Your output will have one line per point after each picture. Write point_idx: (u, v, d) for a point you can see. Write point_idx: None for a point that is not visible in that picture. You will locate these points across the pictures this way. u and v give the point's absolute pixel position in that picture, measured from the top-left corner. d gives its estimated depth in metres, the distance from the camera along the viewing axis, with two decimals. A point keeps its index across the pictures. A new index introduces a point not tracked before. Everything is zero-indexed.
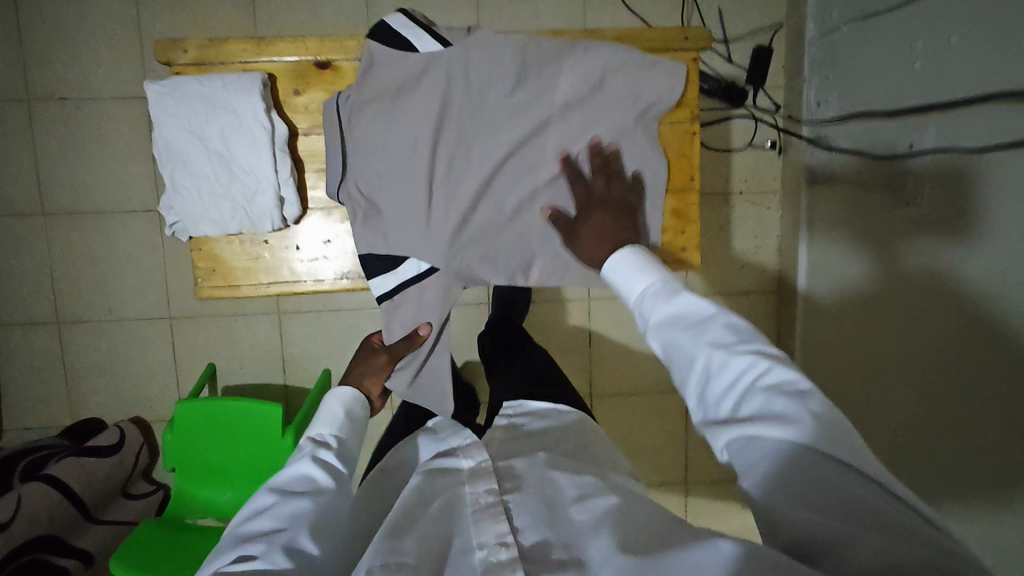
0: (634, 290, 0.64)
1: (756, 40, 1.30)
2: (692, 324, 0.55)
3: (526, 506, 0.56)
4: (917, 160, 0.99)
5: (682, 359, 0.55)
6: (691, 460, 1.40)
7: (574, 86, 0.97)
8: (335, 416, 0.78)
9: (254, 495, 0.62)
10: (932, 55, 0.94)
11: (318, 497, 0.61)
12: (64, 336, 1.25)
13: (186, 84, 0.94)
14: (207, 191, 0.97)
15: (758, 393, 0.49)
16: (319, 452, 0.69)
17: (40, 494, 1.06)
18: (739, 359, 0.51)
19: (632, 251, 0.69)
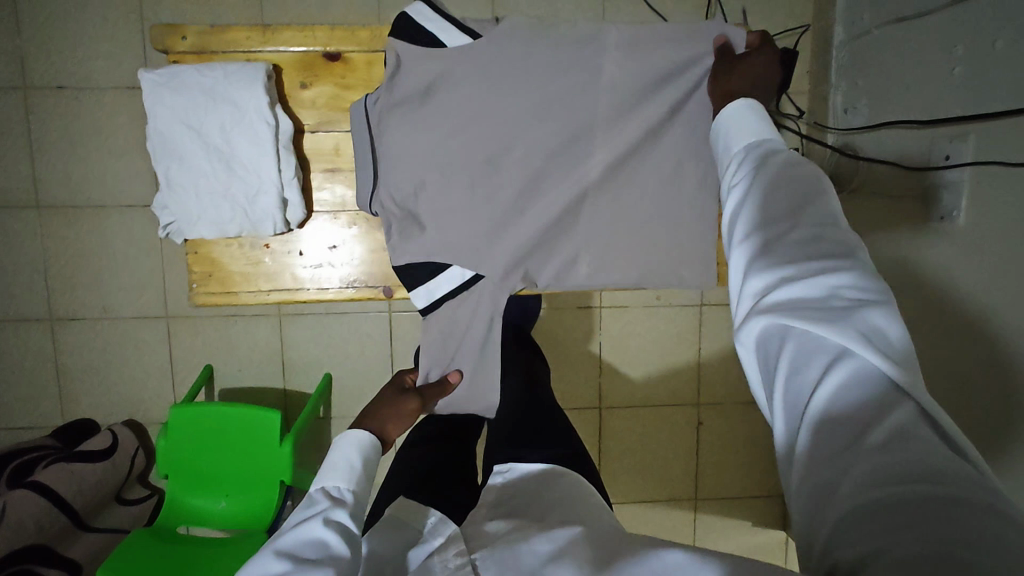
0: (746, 144, 0.56)
1: (781, 42, 1.25)
2: (798, 188, 0.47)
3: (494, 559, 0.51)
4: (953, 173, 0.94)
5: (748, 219, 0.48)
6: (702, 475, 1.36)
7: (622, 68, 0.82)
8: (351, 467, 0.65)
9: (258, 560, 0.50)
10: (973, 60, 0.89)
11: (334, 566, 0.49)
12: (57, 334, 1.21)
13: (185, 73, 0.89)
14: (204, 189, 0.91)
15: (812, 277, 0.41)
16: (334, 513, 0.56)
17: (28, 500, 1.00)
18: (813, 243, 0.43)
19: (756, 107, 0.59)
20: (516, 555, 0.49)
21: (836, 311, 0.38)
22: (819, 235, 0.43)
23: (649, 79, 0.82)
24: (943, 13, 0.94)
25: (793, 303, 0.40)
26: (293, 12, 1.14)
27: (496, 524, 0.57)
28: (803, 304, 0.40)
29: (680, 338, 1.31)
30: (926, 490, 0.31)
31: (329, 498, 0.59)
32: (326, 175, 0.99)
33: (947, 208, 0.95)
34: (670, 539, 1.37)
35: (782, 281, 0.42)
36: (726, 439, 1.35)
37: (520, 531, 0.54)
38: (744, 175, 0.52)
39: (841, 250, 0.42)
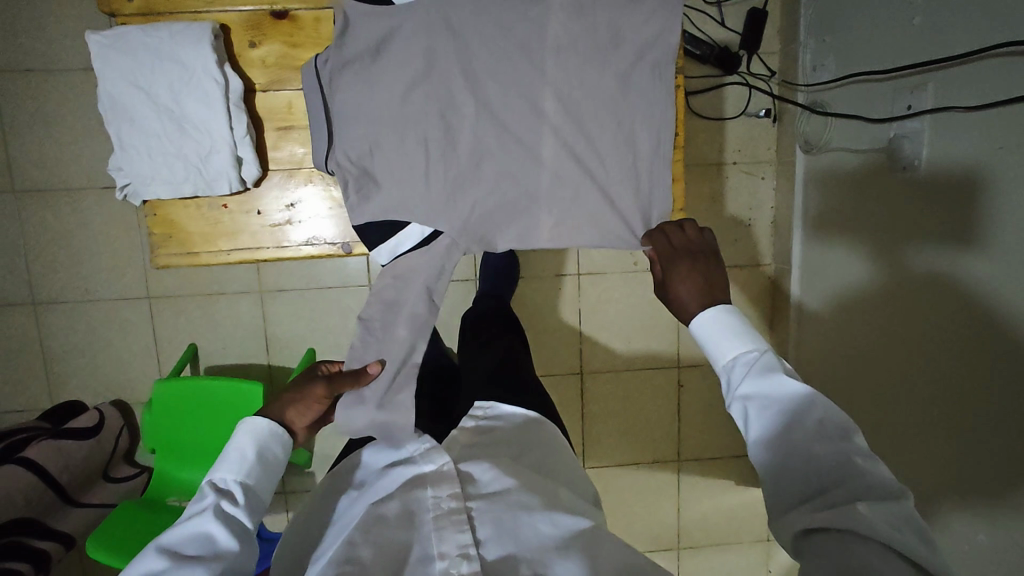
0: (724, 354, 0.59)
1: (750, 3, 1.25)
2: (788, 405, 0.53)
3: (491, 516, 0.59)
4: (914, 122, 0.95)
5: (761, 435, 0.53)
6: (683, 438, 1.38)
7: (567, 27, 0.85)
8: (244, 456, 0.66)
9: (141, 557, 0.56)
10: (931, 9, 0.90)
11: (216, 564, 0.55)
12: (40, 318, 1.22)
13: (130, 33, 0.89)
14: (158, 150, 0.92)
15: (840, 496, 0.48)
16: (222, 506, 0.61)
17: (16, 477, 1.03)
18: (830, 457, 0.49)
19: (724, 312, 0.61)
20: (517, 525, 0.58)
21: (842, 482, 0.48)
22: (816, 432, 0.51)
23: (598, 39, 0.85)
24: None
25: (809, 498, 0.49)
26: None
27: (489, 474, 0.64)
28: (821, 487, 0.49)
29: (658, 303, 1.33)
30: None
31: (217, 491, 0.62)
32: (281, 133, 0.98)
33: (910, 156, 0.96)
34: (653, 501, 1.40)
35: (800, 483, 0.50)
36: (706, 402, 1.37)
37: (523, 496, 0.61)
38: (739, 399, 0.56)
39: (835, 430, 0.50)
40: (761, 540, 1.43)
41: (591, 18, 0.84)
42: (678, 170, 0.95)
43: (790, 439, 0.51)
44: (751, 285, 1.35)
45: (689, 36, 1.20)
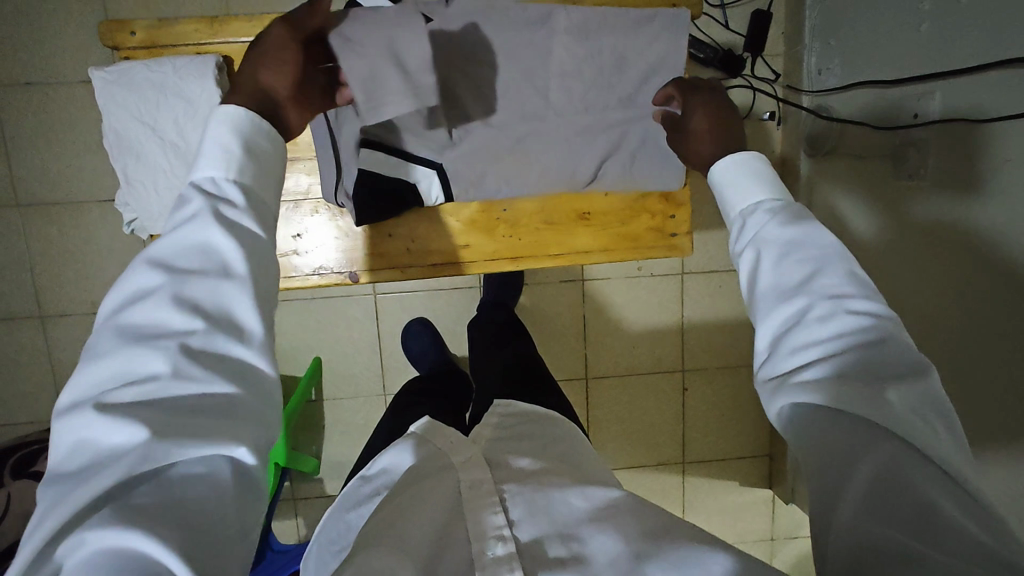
0: (741, 200, 0.60)
1: (755, 5, 1.23)
2: (809, 245, 0.51)
3: (524, 496, 0.51)
4: (920, 131, 0.95)
5: (774, 286, 0.51)
6: (688, 440, 1.39)
7: (570, 52, 0.81)
8: (228, 150, 0.52)
9: (130, 272, 0.46)
10: (940, 15, 0.89)
11: (229, 282, 0.46)
12: (48, 331, 1.23)
13: (135, 70, 0.87)
14: (164, 184, 0.90)
15: (853, 349, 0.45)
16: (218, 210, 0.49)
17: (32, 493, 1.04)
18: (849, 315, 0.46)
19: (754, 159, 0.61)
20: (549, 502, 0.50)
21: (863, 340, 0.45)
22: (840, 275, 0.49)
23: (603, 64, 0.82)
24: None
25: (826, 346, 0.46)
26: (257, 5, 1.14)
27: (525, 460, 0.57)
28: (843, 335, 0.46)
29: (663, 307, 1.33)
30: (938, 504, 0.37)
31: (206, 194, 0.49)
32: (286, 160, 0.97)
33: (914, 166, 0.98)
34: (661, 502, 1.41)
35: (819, 327, 0.47)
36: (711, 404, 1.38)
37: (551, 476, 0.55)
38: (755, 244, 0.54)
39: (858, 281, 0.49)
40: (767, 539, 1.44)
41: (596, 43, 0.81)
42: (684, 196, 0.97)
43: (810, 283, 0.49)
44: None
45: (693, 39, 1.18)
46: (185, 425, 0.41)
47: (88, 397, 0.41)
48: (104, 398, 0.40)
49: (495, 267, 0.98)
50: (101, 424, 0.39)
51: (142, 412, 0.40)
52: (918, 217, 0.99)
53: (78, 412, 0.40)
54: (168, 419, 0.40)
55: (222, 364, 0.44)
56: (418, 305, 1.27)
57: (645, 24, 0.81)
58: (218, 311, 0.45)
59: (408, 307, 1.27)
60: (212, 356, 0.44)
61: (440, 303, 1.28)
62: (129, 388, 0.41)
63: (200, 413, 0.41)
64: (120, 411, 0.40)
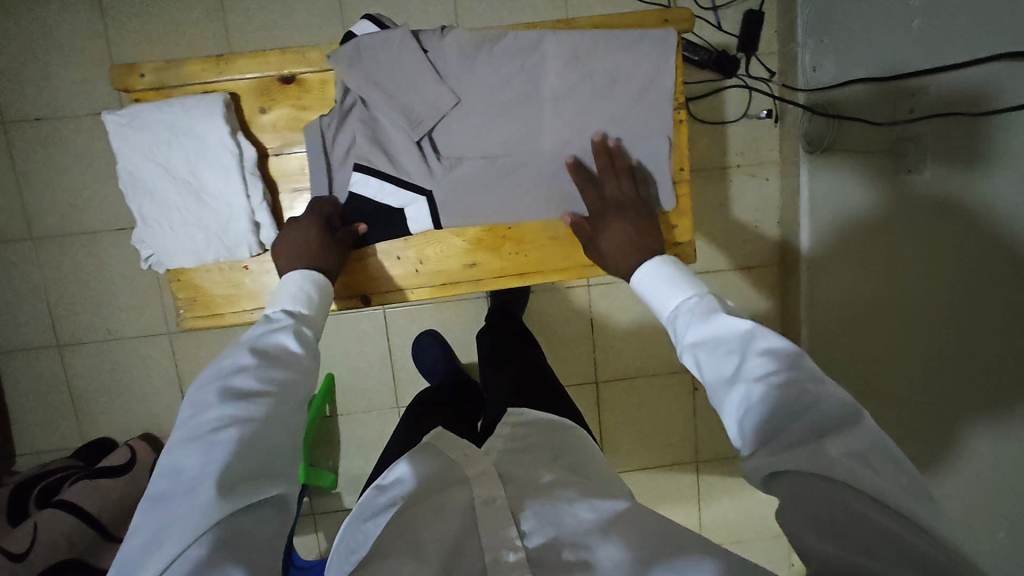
0: (669, 307, 0.65)
1: (746, 6, 1.24)
2: (725, 337, 0.54)
3: (534, 507, 0.52)
4: (917, 126, 0.97)
5: (714, 374, 0.53)
6: (700, 439, 1.40)
7: (564, 79, 0.87)
8: (307, 291, 0.67)
9: (229, 353, 0.55)
10: (931, 12, 0.90)
11: (300, 373, 0.56)
12: (65, 359, 1.25)
13: (146, 111, 0.89)
14: (179, 221, 0.92)
15: (791, 417, 0.47)
16: (297, 327, 0.61)
17: (57, 520, 1.06)
18: (778, 391, 0.49)
19: (669, 266, 0.70)
20: (558, 512, 0.51)
21: (800, 410, 0.47)
22: (767, 352, 0.51)
23: (595, 84, 0.88)
24: None
25: (764, 418, 0.48)
26: (258, 32, 1.16)
27: (544, 475, 0.57)
28: (777, 404, 0.48)
29: None
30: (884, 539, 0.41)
31: (289, 314, 0.63)
32: (295, 194, 0.97)
33: (913, 162, 0.99)
34: (675, 502, 1.42)
35: (757, 404, 0.49)
36: None
37: (562, 489, 0.54)
38: (688, 344, 0.58)
39: (781, 361, 0.50)
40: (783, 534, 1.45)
41: (588, 66, 0.87)
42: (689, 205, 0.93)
43: (738, 369, 0.52)
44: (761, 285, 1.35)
45: (687, 43, 1.19)
46: (255, 477, 0.48)
47: (189, 434, 0.49)
48: (200, 440, 0.48)
49: (504, 285, 0.93)
50: (199, 459, 0.47)
51: (232, 454, 0.47)
52: (918, 207, 0.99)
53: (181, 448, 0.48)
54: (251, 473, 0.47)
55: (288, 427, 0.52)
56: (426, 317, 1.29)
57: (635, 44, 0.87)
58: (300, 382, 0.55)
59: (416, 320, 1.28)
60: (281, 422, 0.52)
61: (448, 315, 1.29)
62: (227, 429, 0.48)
63: (267, 469, 0.49)
64: (219, 451, 0.47)
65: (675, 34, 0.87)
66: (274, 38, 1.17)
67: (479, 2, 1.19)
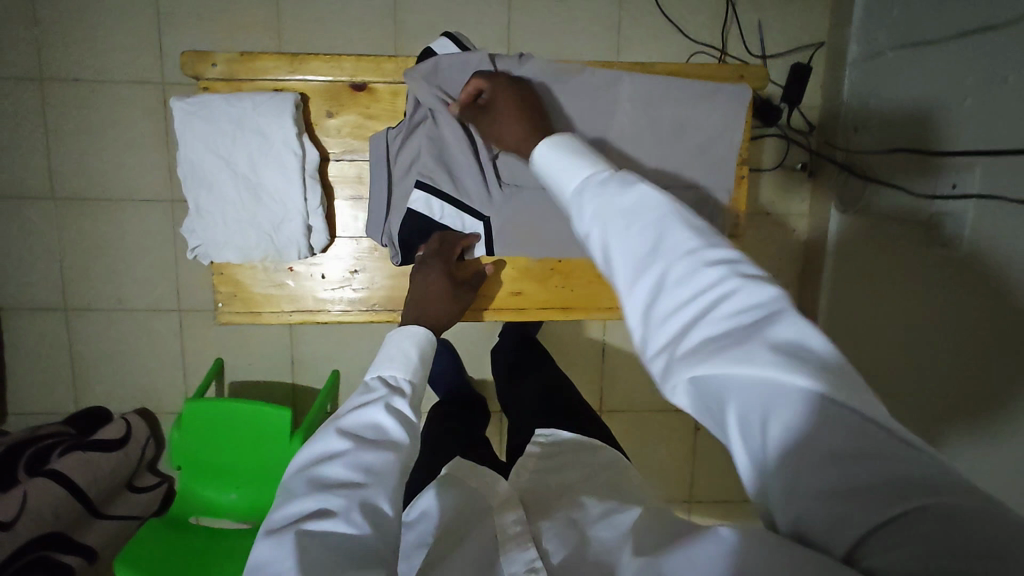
0: (570, 180, 0.44)
1: (795, 59, 1.25)
2: (647, 217, 0.39)
3: (556, 529, 0.51)
4: (958, 204, 0.96)
5: (622, 259, 0.38)
6: (696, 479, 1.39)
7: (623, 115, 0.88)
8: (407, 354, 0.61)
9: (320, 434, 0.50)
10: (984, 92, 0.91)
11: (396, 455, 0.49)
12: (71, 323, 1.23)
13: (215, 102, 0.88)
14: (231, 216, 0.91)
15: (728, 305, 0.35)
16: (392, 399, 0.54)
17: (47, 491, 1.04)
18: (710, 270, 0.36)
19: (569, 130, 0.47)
20: (582, 536, 0.50)
21: (733, 290, 0.35)
22: (703, 236, 0.38)
23: (658, 130, 0.88)
24: (956, 43, 0.95)
25: (695, 312, 0.35)
26: (312, 24, 1.16)
27: (569, 500, 0.56)
28: (707, 296, 0.35)
29: None
30: (860, 458, 0.30)
31: (386, 384, 0.56)
32: (351, 201, 0.97)
33: (951, 234, 0.97)
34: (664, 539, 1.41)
35: (684, 291, 0.36)
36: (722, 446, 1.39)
37: (593, 509, 0.53)
38: (583, 221, 0.41)
39: (706, 237, 0.38)
40: None
41: (650, 109, 0.88)
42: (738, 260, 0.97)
43: (657, 249, 0.38)
44: None
45: None
46: (345, 572, 0.40)
47: (276, 529, 0.43)
48: (287, 533, 0.42)
49: (547, 317, 0.96)
50: (284, 551, 0.41)
51: (316, 547, 0.41)
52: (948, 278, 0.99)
53: (267, 542, 0.42)
54: (342, 560, 0.40)
55: (383, 521, 0.45)
56: None
57: (698, 94, 0.88)
58: (394, 467, 0.48)
59: None
60: (374, 513, 0.45)
61: (462, 327, 1.28)
62: (320, 521, 0.43)
63: (359, 557, 0.41)
64: (304, 545, 0.41)
65: (750, 93, 0.88)
66: (326, 31, 1.16)
67: (536, 24, 1.20)
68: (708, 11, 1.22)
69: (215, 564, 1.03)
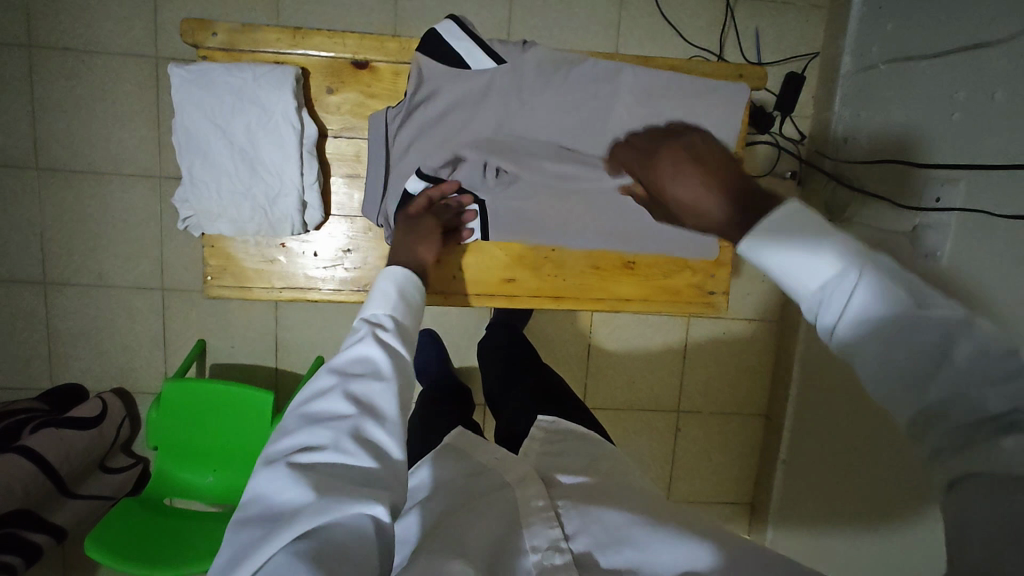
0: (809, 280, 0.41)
1: (790, 68, 1.27)
2: (913, 363, 0.36)
3: (577, 509, 0.51)
4: (942, 215, 0.99)
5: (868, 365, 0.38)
6: (675, 478, 1.41)
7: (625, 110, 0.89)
8: (387, 292, 0.60)
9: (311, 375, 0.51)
10: (972, 106, 0.93)
11: (386, 385, 0.49)
12: (49, 298, 1.20)
13: (213, 71, 0.87)
14: (226, 187, 0.89)
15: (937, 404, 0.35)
16: (378, 334, 0.54)
17: (17, 466, 1.01)
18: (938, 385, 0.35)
19: (792, 215, 0.42)
20: (600, 514, 0.49)
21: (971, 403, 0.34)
22: (983, 369, 0.34)
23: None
24: (948, 57, 0.97)
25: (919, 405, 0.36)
26: (311, 6, 1.15)
27: (572, 479, 0.57)
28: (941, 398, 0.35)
29: (666, 346, 1.35)
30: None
31: (372, 321, 0.56)
32: (347, 179, 0.96)
33: (932, 246, 1.00)
34: None
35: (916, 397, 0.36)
36: (703, 447, 1.40)
37: (604, 494, 0.54)
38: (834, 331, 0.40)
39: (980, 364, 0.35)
40: None
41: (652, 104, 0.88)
42: (727, 258, 1.00)
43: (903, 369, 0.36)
44: (757, 339, 1.37)
45: None
46: (343, 495, 0.42)
47: (273, 460, 0.45)
48: (280, 465, 0.44)
49: (538, 305, 0.97)
50: (280, 483, 0.43)
51: (308, 478, 0.43)
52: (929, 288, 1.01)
53: (264, 474, 0.44)
54: (334, 488, 0.42)
55: (376, 446, 0.46)
56: (427, 316, 1.27)
57: (697, 93, 0.89)
58: (388, 400, 0.49)
59: None
60: (366, 440, 0.46)
61: (451, 317, 1.28)
62: (312, 453, 0.44)
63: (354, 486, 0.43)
64: (296, 473, 0.43)
65: (746, 92, 0.89)
66: (323, 13, 1.15)
67: (534, 20, 1.20)
68: (706, 16, 1.24)
69: (188, 545, 1.00)
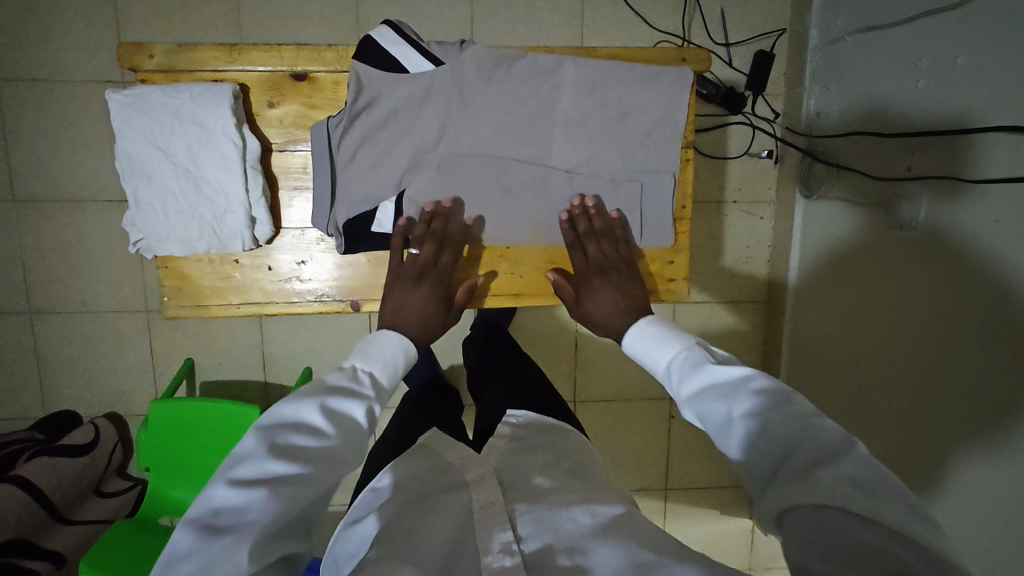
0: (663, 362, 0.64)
1: (758, 45, 1.26)
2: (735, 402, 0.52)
3: (532, 513, 0.51)
4: (915, 183, 0.98)
5: (704, 406, 0.54)
6: (672, 465, 1.40)
7: (576, 104, 0.89)
8: (383, 356, 0.69)
9: (298, 403, 0.57)
10: (936, 72, 0.92)
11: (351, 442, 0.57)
12: (35, 328, 1.21)
13: (151, 93, 0.88)
14: (172, 208, 0.90)
15: (748, 419, 0.50)
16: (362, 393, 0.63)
17: (10, 495, 1.03)
18: (744, 399, 0.51)
19: (657, 326, 0.68)
20: (556, 515, 0.50)
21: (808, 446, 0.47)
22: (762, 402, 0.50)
23: (611, 112, 0.89)
24: (909, 25, 0.96)
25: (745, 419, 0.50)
26: (271, 20, 1.15)
27: (532, 476, 0.57)
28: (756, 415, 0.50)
29: None
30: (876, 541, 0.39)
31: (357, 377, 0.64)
32: (296, 191, 0.96)
33: (908, 216, 0.99)
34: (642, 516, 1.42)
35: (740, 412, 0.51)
36: (697, 432, 1.40)
37: (563, 492, 0.54)
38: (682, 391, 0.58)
39: (772, 397, 0.51)
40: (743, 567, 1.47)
41: (602, 94, 0.89)
42: (685, 242, 0.96)
43: (728, 394, 0.53)
44: (745, 320, 1.36)
45: None
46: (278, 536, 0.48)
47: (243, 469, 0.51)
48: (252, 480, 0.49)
49: (495, 304, 0.94)
50: (247, 496, 0.48)
51: (272, 501, 0.49)
52: (908, 260, 1.00)
53: (234, 480, 0.50)
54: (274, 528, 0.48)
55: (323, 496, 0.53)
56: None
57: (650, 79, 0.89)
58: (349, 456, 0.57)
59: None
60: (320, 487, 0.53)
61: None
62: (280, 479, 0.50)
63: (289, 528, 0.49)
64: (262, 494, 0.49)
65: (691, 74, 0.90)
66: (284, 26, 1.16)
67: (496, 17, 1.20)
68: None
69: None
